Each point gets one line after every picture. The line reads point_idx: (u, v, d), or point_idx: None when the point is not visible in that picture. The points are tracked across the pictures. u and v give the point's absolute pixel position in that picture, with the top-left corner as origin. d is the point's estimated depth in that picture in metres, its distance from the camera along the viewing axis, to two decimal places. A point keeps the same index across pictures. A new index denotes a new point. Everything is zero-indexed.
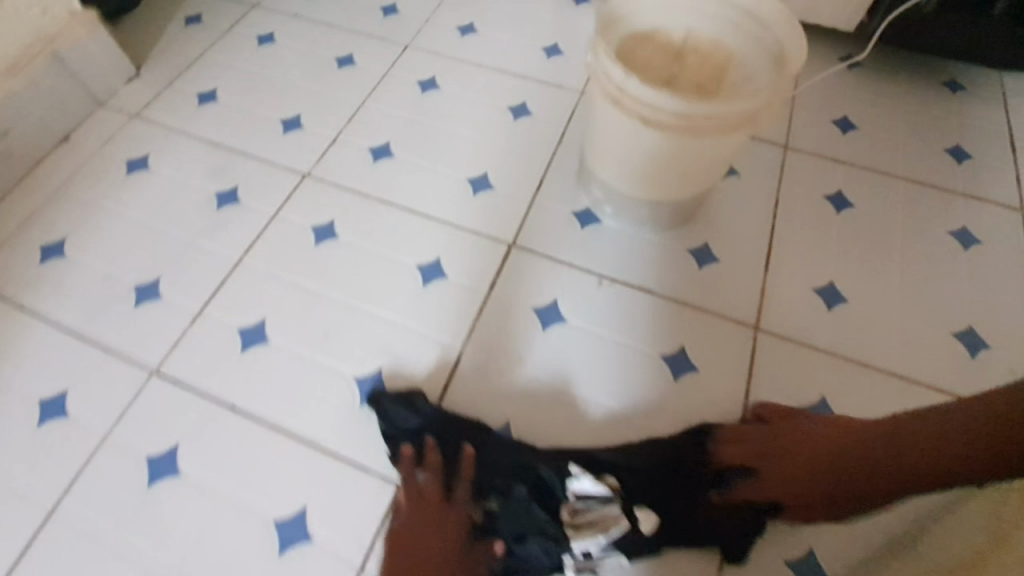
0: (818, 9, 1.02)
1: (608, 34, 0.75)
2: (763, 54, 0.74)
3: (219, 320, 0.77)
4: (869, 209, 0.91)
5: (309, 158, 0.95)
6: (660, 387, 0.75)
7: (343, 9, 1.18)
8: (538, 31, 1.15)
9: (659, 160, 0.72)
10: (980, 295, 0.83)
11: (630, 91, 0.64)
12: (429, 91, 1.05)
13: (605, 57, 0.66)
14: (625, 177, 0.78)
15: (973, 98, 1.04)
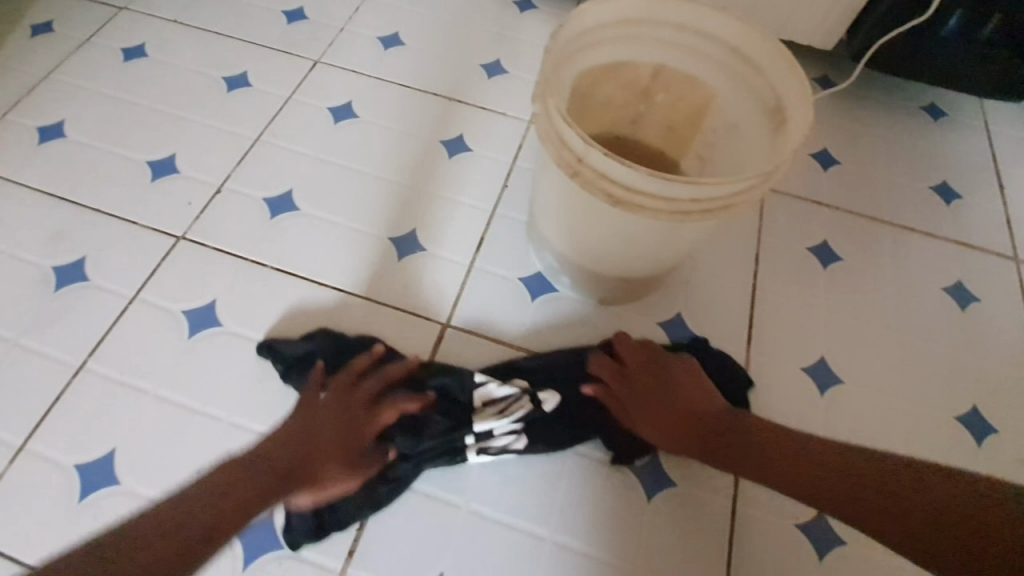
0: (794, 24, 0.88)
1: (564, 70, 0.58)
2: (752, 102, 0.60)
3: (64, 442, 0.60)
4: (859, 262, 0.79)
5: (188, 213, 0.75)
6: (625, 510, 0.60)
7: (235, 16, 0.96)
8: (478, 43, 0.97)
9: (629, 236, 0.58)
10: (979, 365, 0.73)
11: (591, 161, 0.49)
12: (342, 121, 0.86)
13: (560, 115, 0.50)
14: (584, 245, 0.63)
15: (955, 129, 0.95)
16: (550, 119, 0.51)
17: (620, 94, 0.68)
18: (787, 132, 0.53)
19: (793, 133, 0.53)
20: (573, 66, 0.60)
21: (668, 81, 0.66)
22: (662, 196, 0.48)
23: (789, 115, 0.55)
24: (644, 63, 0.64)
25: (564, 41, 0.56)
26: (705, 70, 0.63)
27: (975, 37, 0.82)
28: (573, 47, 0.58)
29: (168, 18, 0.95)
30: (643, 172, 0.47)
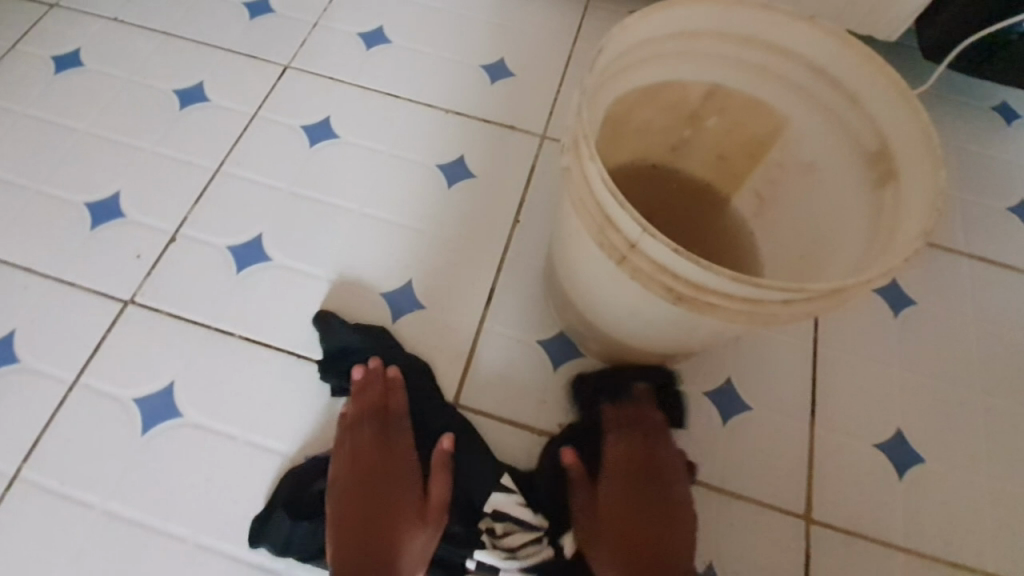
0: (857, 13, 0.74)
1: (602, 103, 0.45)
2: (845, 141, 0.48)
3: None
4: (935, 306, 0.68)
5: (137, 268, 0.62)
6: None
7: (189, 10, 0.80)
8: (480, 38, 0.82)
9: (684, 321, 0.46)
10: None
11: (641, 247, 0.37)
12: (320, 143, 0.72)
13: (604, 184, 0.37)
14: (620, 316, 0.52)
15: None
16: (587, 185, 0.39)
17: (664, 119, 0.55)
18: (903, 191, 0.41)
19: (909, 194, 0.41)
20: (610, 95, 0.46)
21: (725, 104, 0.53)
22: (743, 296, 0.36)
23: (900, 166, 0.42)
24: (697, 84, 0.51)
25: (603, 66, 0.42)
26: (776, 93, 0.50)
27: None
28: (613, 71, 0.44)
29: (108, 16, 0.79)
30: (723, 271, 0.35)
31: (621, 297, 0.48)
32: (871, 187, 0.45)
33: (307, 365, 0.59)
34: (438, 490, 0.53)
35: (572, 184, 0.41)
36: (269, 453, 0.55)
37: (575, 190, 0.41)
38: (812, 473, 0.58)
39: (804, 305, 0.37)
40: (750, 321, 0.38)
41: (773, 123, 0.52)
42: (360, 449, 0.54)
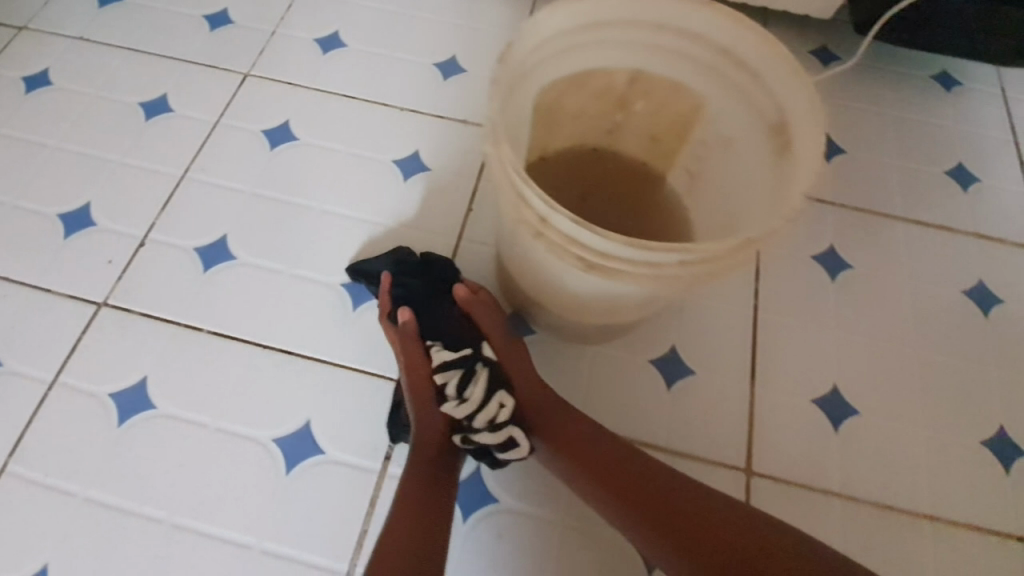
0: None
1: (521, 91, 0.48)
2: (752, 115, 0.51)
3: None
4: (872, 268, 0.71)
5: (109, 273, 0.66)
6: None
7: (151, 26, 0.84)
8: (432, 37, 0.85)
9: (607, 291, 0.50)
10: (1005, 378, 0.67)
11: (553, 221, 0.40)
12: (280, 146, 0.75)
13: (515, 165, 0.41)
14: (557, 290, 0.55)
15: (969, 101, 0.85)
16: (504, 167, 0.42)
17: (594, 104, 0.58)
18: (795, 157, 0.45)
19: (801, 159, 0.44)
20: (532, 86, 0.50)
21: (648, 87, 0.56)
22: (645, 263, 0.40)
23: (794, 135, 0.46)
24: (619, 70, 0.54)
25: (518, 59, 0.45)
26: (691, 77, 0.53)
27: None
28: (529, 63, 0.48)
29: (73, 35, 0.82)
30: (621, 239, 0.38)
31: (552, 271, 0.51)
32: (775, 157, 0.48)
33: (272, 355, 0.63)
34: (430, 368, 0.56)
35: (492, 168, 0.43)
36: (239, 437, 0.59)
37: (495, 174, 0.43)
38: (752, 430, 0.62)
39: (705, 265, 0.40)
40: (657, 285, 0.42)
41: (692, 105, 0.55)
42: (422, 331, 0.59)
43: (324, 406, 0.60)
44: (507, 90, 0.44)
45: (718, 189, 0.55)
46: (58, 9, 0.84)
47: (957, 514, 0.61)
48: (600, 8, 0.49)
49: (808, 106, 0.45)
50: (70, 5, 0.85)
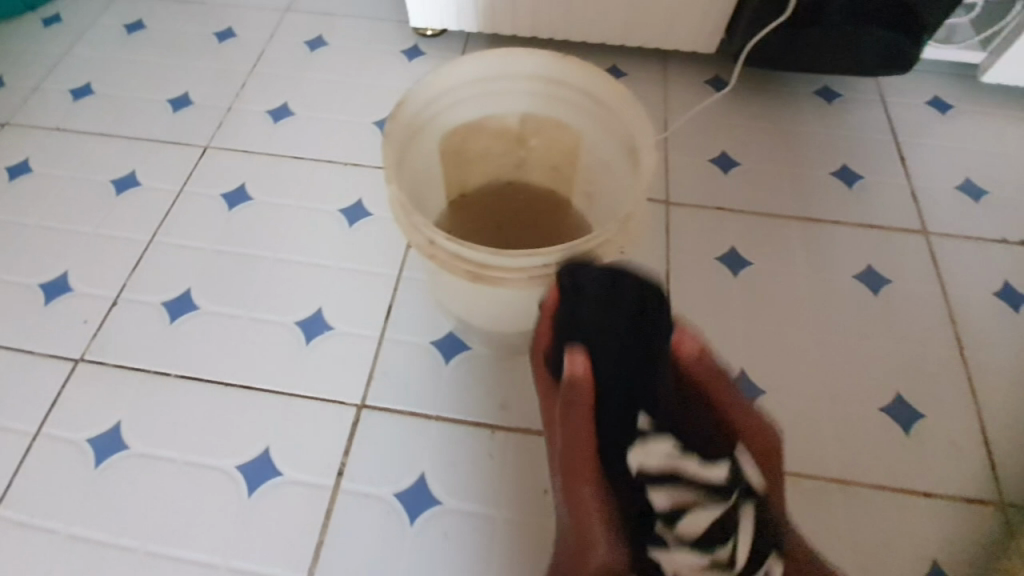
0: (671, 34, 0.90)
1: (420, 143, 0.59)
2: (615, 142, 0.60)
3: None
4: (770, 263, 0.80)
5: (84, 331, 0.73)
6: None
7: (121, 113, 0.94)
8: (371, 100, 0.96)
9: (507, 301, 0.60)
10: (898, 349, 0.74)
11: (442, 245, 0.50)
12: (237, 206, 0.84)
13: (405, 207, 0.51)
14: (474, 305, 0.63)
15: (849, 109, 0.96)
16: (400, 204, 0.51)
17: (496, 145, 0.68)
18: (643, 174, 0.53)
19: (647, 176, 0.53)
20: (429, 137, 0.60)
21: (538, 126, 0.65)
22: (514, 268, 0.50)
23: (643, 155, 0.55)
24: (509, 114, 0.64)
25: (407, 118, 0.55)
26: (569, 116, 0.63)
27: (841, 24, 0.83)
28: (422, 118, 0.57)
29: (51, 127, 0.93)
30: (493, 252, 0.49)
31: (455, 292, 0.62)
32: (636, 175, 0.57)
33: (233, 390, 0.69)
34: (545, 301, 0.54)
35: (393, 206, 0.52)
36: (205, 467, 0.65)
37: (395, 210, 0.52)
38: None
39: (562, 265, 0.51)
40: (528, 287, 0.53)
41: (574, 138, 0.65)
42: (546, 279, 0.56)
43: (280, 432, 0.67)
44: (399, 146, 0.54)
45: (606, 207, 0.64)
46: (38, 106, 0.95)
47: (864, 476, 0.66)
48: (479, 68, 0.59)
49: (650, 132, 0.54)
50: (49, 101, 0.96)
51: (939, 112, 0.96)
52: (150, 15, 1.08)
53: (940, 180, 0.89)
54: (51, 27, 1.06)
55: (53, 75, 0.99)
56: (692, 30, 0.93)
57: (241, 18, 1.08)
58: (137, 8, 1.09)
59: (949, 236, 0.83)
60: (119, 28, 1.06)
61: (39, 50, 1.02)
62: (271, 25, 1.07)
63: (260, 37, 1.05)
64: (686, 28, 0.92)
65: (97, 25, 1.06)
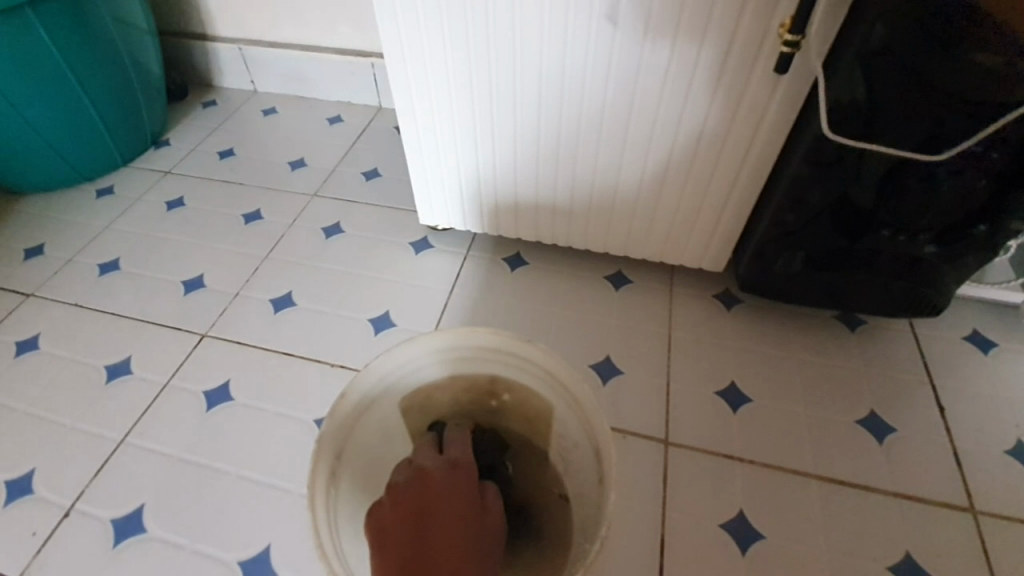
0: (673, 243, 0.90)
1: (371, 416, 0.56)
2: (581, 427, 0.55)
3: None
4: (783, 537, 0.69)
5: (28, 547, 0.71)
6: None
7: (135, 292, 0.98)
8: (374, 293, 0.98)
9: None
10: None
11: None
12: (215, 407, 0.82)
13: (317, 522, 0.46)
14: None
15: (865, 327, 0.89)
16: (329, 525, 0.49)
17: (465, 396, 0.63)
18: (607, 498, 0.48)
19: (610, 500, 0.48)
20: (378, 413, 0.58)
21: (509, 385, 0.60)
22: None
23: (607, 461, 0.50)
24: (477, 374, 0.60)
25: (349, 409, 0.53)
26: (534, 383, 0.58)
27: (847, 257, 0.78)
28: (366, 402, 0.55)
29: (69, 302, 0.97)
30: None
31: None
32: (599, 473, 0.52)
33: None
34: (436, 478, 0.48)
35: (332, 521, 0.50)
36: None
37: (332, 528, 0.50)
38: None
39: None
40: None
41: (544, 405, 0.59)
42: (439, 486, 0.47)
43: None
44: (332, 450, 0.51)
45: (568, 488, 0.59)
46: (66, 279, 1.01)
47: None
48: (439, 340, 0.57)
49: (607, 439, 0.50)
50: (76, 274, 1.02)
51: (979, 350, 0.87)
52: (191, 193, 1.17)
53: (988, 440, 0.78)
54: (101, 200, 1.16)
55: (88, 246, 1.07)
56: (700, 249, 0.90)
57: (272, 200, 1.15)
58: (181, 187, 1.18)
59: (999, 517, 0.72)
60: (161, 205, 1.15)
61: (83, 222, 1.12)
62: (297, 210, 1.13)
63: (283, 221, 1.10)
64: (693, 247, 0.90)
65: (143, 200, 1.16)
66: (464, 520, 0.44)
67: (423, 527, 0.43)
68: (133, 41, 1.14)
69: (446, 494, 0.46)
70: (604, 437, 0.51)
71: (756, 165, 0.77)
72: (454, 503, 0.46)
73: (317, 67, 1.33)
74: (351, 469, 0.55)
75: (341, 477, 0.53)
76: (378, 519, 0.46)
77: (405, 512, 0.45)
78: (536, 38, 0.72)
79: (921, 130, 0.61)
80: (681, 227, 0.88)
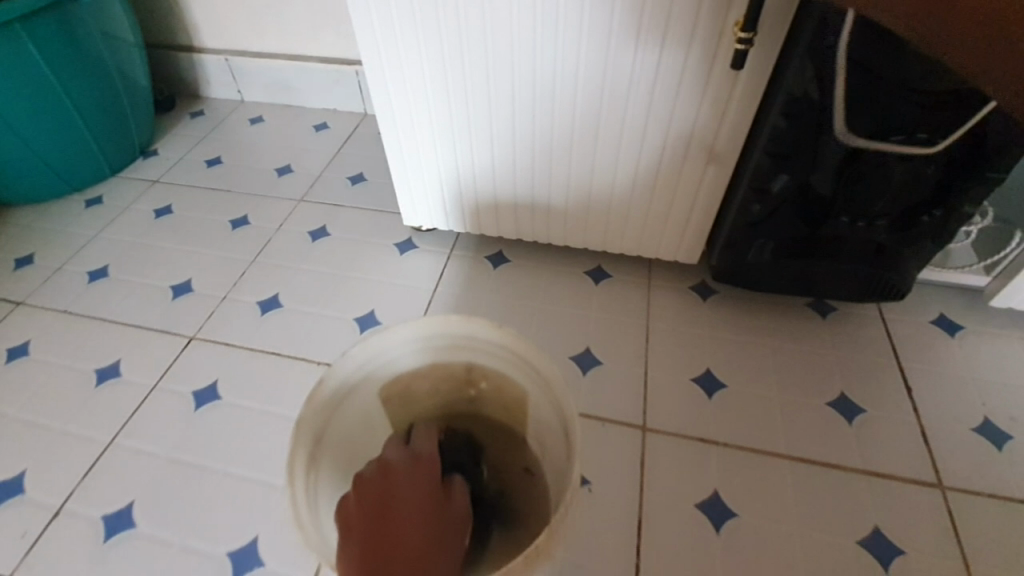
0: (648, 236, 0.93)
1: (350, 403, 0.58)
2: (552, 409, 0.57)
3: None
4: (757, 516, 0.72)
5: (19, 546, 0.72)
6: None
7: (124, 298, 1.00)
8: (359, 293, 1.00)
9: None
10: None
11: None
12: (203, 407, 0.84)
13: (297, 501, 0.48)
14: None
15: (835, 313, 0.92)
16: (309, 506, 0.51)
17: (443, 385, 0.65)
18: (574, 472, 0.50)
19: (577, 474, 0.50)
20: (358, 400, 0.60)
21: (485, 372, 0.62)
22: None
23: (575, 438, 0.52)
24: (453, 363, 0.63)
25: (329, 395, 0.56)
26: (508, 369, 0.60)
27: (811, 245, 0.81)
28: (345, 389, 0.57)
29: (59, 309, 0.99)
30: None
31: None
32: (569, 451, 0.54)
33: None
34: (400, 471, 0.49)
35: (312, 502, 0.52)
36: None
37: (313, 508, 0.52)
38: None
39: None
40: None
41: (519, 391, 0.61)
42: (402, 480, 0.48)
43: None
44: (312, 434, 0.54)
45: (543, 469, 0.61)
46: (55, 288, 1.03)
47: None
48: (414, 330, 0.59)
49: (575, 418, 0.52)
50: (66, 281, 1.04)
51: (945, 333, 0.89)
52: (179, 201, 1.19)
53: (955, 418, 0.81)
54: (91, 209, 1.18)
55: (77, 255, 1.09)
56: (674, 242, 0.93)
57: (260, 206, 1.17)
58: (169, 195, 1.21)
59: (965, 491, 0.74)
60: (149, 213, 1.17)
61: (73, 231, 1.14)
62: (284, 215, 1.15)
63: (270, 226, 1.13)
64: (668, 241, 0.93)
65: (131, 209, 1.18)
66: (425, 515, 0.45)
67: (384, 525, 0.44)
68: (121, 55, 1.16)
69: (409, 487, 0.47)
70: (572, 415, 0.53)
71: (722, 159, 0.80)
72: (418, 497, 0.46)
73: (303, 76, 1.36)
74: (331, 455, 0.57)
75: (320, 463, 0.56)
76: (345, 514, 0.46)
77: (368, 508, 0.46)
78: (506, 41, 0.75)
79: (870, 121, 0.64)
80: (655, 221, 0.91)
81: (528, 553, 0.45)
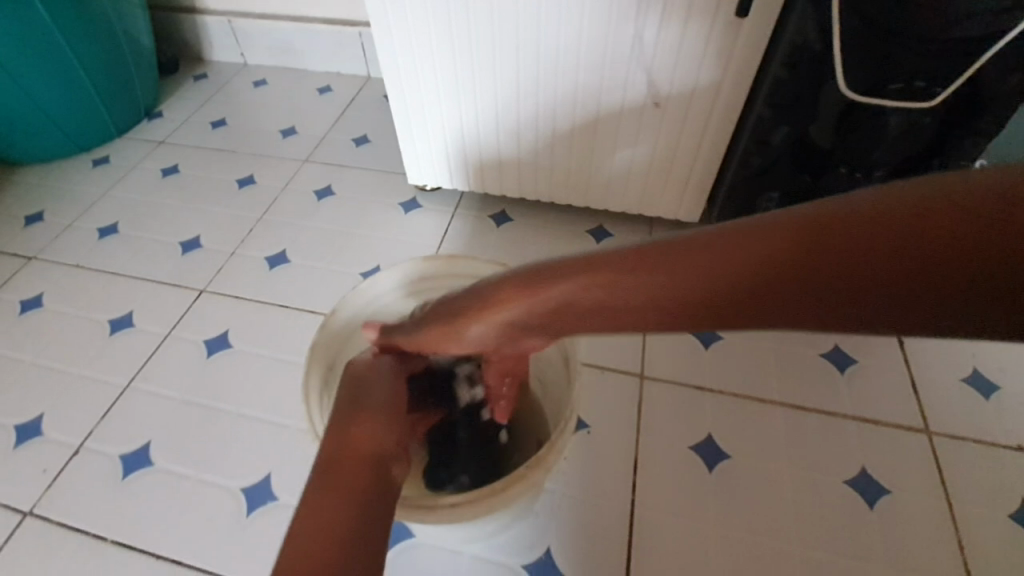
0: (649, 193, 0.94)
1: (360, 337, 0.61)
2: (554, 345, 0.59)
3: None
4: (748, 457, 0.74)
5: (41, 481, 0.75)
6: None
7: (134, 253, 1.02)
8: (365, 250, 1.02)
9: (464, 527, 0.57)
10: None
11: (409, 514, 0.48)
12: (215, 354, 0.87)
13: (313, 418, 0.51)
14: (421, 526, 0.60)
15: None
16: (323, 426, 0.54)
17: None
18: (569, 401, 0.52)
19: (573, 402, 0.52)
20: (367, 336, 0.62)
21: None
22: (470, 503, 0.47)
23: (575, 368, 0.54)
24: None
25: (339, 326, 0.58)
26: None
27: (809, 198, 0.82)
28: (354, 322, 0.60)
29: (70, 263, 1.01)
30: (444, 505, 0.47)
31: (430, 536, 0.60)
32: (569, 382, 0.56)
33: (163, 564, 0.68)
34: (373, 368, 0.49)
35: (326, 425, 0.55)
36: None
37: None
38: None
39: (458, 515, 0.47)
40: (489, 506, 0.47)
41: None
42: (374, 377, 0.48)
43: None
44: (325, 361, 0.56)
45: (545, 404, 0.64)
46: (65, 243, 1.05)
47: None
48: (421, 269, 0.61)
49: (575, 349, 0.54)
50: (76, 237, 1.06)
51: None
52: (185, 161, 1.20)
53: (944, 370, 0.83)
54: (98, 168, 1.20)
55: (86, 212, 1.10)
56: (675, 200, 0.95)
57: (265, 166, 1.18)
58: (174, 156, 1.22)
59: (950, 436, 0.77)
60: (156, 173, 1.18)
61: (81, 190, 1.15)
62: (289, 175, 1.16)
63: (276, 185, 1.14)
64: (669, 198, 0.95)
65: (138, 169, 1.19)
66: (392, 408, 0.45)
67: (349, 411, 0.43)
68: (125, 13, 1.16)
69: (378, 382, 0.47)
70: (573, 346, 0.55)
71: (723, 114, 0.81)
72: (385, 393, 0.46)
73: (306, 38, 1.36)
74: None
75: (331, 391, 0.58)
76: None
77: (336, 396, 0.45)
78: None
79: (868, 68, 0.65)
80: (656, 178, 0.92)
81: (529, 463, 0.49)
